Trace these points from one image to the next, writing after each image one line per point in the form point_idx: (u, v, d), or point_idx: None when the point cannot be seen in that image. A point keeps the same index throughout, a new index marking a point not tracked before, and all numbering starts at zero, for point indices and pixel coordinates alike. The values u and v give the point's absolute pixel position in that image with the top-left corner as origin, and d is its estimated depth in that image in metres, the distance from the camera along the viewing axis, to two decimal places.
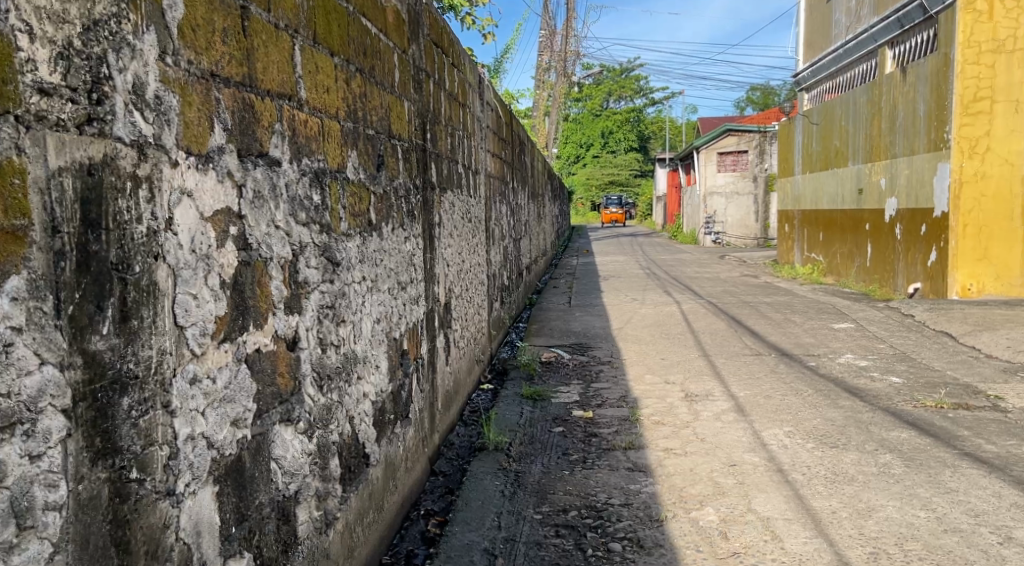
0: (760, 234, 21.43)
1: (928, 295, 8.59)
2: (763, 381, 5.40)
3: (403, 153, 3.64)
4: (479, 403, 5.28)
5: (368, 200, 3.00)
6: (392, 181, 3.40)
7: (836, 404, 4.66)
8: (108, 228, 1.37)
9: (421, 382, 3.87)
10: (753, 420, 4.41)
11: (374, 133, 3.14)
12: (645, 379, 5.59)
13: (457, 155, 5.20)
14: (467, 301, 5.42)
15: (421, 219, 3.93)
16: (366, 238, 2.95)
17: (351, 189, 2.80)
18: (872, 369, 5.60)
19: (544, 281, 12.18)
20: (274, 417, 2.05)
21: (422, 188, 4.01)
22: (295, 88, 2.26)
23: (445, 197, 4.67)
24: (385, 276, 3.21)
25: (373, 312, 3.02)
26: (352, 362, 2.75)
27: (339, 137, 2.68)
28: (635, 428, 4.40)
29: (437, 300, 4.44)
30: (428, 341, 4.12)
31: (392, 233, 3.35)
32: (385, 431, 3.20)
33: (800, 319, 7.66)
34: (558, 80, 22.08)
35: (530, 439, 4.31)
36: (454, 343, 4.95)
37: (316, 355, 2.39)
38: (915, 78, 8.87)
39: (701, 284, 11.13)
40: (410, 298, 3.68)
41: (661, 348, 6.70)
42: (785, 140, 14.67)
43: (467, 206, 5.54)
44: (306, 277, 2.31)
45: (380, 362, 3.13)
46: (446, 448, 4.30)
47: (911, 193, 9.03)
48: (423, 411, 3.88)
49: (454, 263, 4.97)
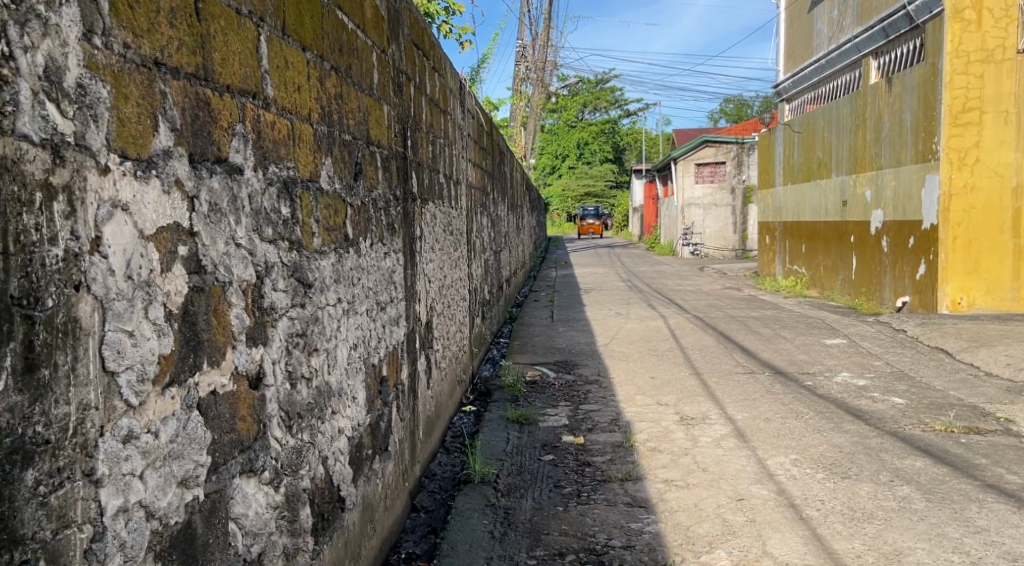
0: (738, 246, 21.06)
1: (917, 309, 8.41)
2: (760, 402, 5.15)
3: (383, 162, 3.34)
4: (461, 428, 4.97)
5: (344, 213, 2.70)
6: (370, 193, 3.10)
7: (841, 429, 4.42)
8: (7, 252, 1.07)
9: (401, 410, 3.57)
10: (755, 447, 4.16)
11: (351, 139, 2.85)
12: (636, 401, 5.31)
13: (438, 164, 4.90)
14: (449, 318, 5.11)
15: (401, 233, 3.63)
16: (342, 255, 2.65)
17: (325, 201, 2.50)
18: (872, 389, 5.37)
19: (524, 295, 11.89)
20: (234, 470, 1.74)
21: (402, 201, 3.71)
22: (260, 84, 1.95)
23: (426, 210, 4.37)
24: (362, 297, 2.91)
25: (349, 338, 2.72)
26: (325, 395, 2.44)
27: (311, 142, 2.37)
28: (631, 456, 4.12)
29: (419, 320, 4.13)
30: (409, 365, 3.81)
31: (371, 248, 3.05)
32: (362, 469, 2.89)
33: (790, 335, 7.44)
34: (535, 91, 21.86)
35: (519, 470, 4.01)
36: (436, 365, 4.64)
37: (284, 391, 2.09)
38: (901, 89, 8.72)
39: (684, 298, 10.91)
40: (390, 318, 3.38)
41: (650, 366, 6.43)
42: (766, 153, 14.52)
43: (448, 218, 5.24)
44: (273, 301, 2.00)
45: (357, 393, 2.83)
46: (427, 480, 3.99)
47: (897, 205, 8.87)
48: (403, 441, 3.58)
49: (435, 279, 4.67)
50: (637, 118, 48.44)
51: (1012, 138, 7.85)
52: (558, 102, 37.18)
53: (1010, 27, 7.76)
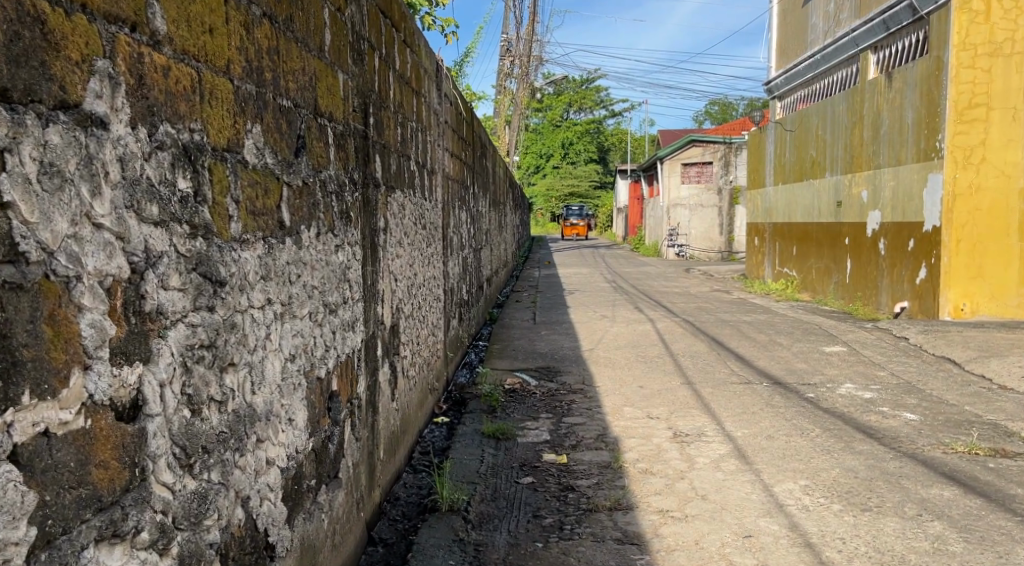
0: (724, 248, 20.54)
1: (916, 315, 8.01)
2: (760, 417, 4.68)
3: (336, 141, 2.86)
4: (432, 443, 4.50)
5: (278, 194, 2.22)
6: (317, 173, 2.61)
7: (853, 449, 3.95)
8: None
9: (356, 429, 3.09)
10: (759, 470, 3.70)
11: (291, 106, 2.35)
12: (624, 414, 4.84)
13: (409, 149, 4.41)
14: (419, 321, 4.63)
15: (359, 224, 3.14)
16: (274, 246, 2.17)
17: (250, 177, 2.01)
18: (880, 404, 4.91)
19: (505, 295, 11.39)
20: (84, 538, 1.25)
21: (362, 187, 3.23)
22: (146, 13, 1.47)
23: (392, 200, 3.88)
24: (303, 298, 2.42)
25: (283, 349, 2.24)
26: (245, 420, 1.96)
27: (230, 103, 1.88)
28: (619, 480, 3.66)
29: (381, 324, 3.64)
30: (367, 377, 3.33)
31: (316, 239, 2.57)
32: (302, 505, 2.42)
33: (786, 341, 6.99)
34: (519, 87, 21.34)
35: (493, 495, 3.55)
36: (403, 374, 4.16)
37: (179, 421, 1.59)
38: (903, 84, 8.29)
39: (672, 300, 10.47)
40: (343, 323, 2.90)
41: (638, 374, 5.95)
42: (756, 152, 14.11)
43: (420, 210, 4.75)
44: (160, 302, 1.50)
45: (296, 413, 2.35)
46: (388, 505, 3.52)
47: (896, 205, 8.47)
48: (359, 466, 3.11)
49: (403, 277, 4.18)
50: (622, 118, 47.76)
51: (1019, 136, 7.45)
52: (542, 100, 36.57)
53: (1019, 20, 7.37)
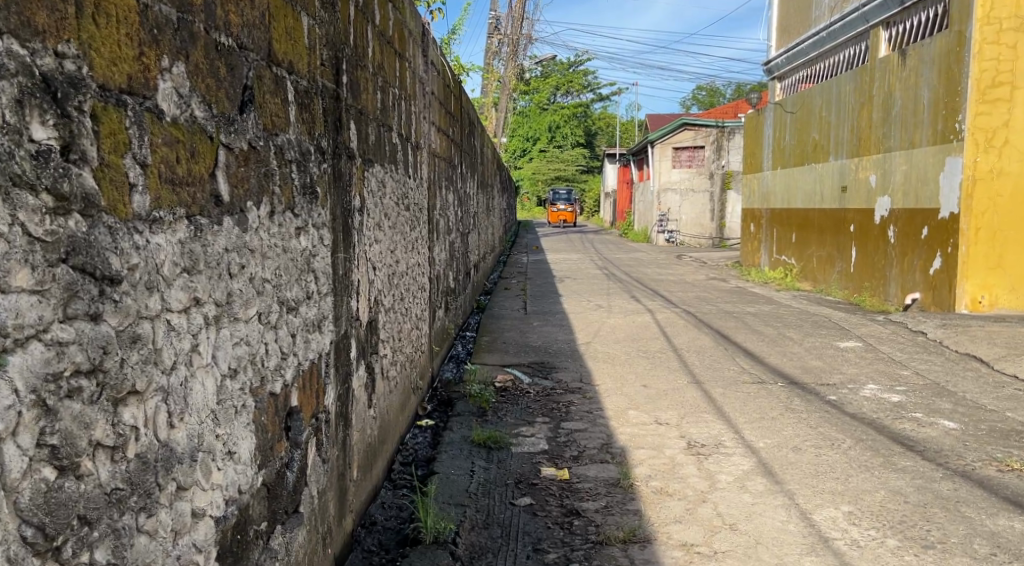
0: (716, 234, 20.11)
1: (929, 308, 7.55)
2: (781, 423, 4.20)
3: (298, 98, 2.32)
4: (414, 452, 4.00)
5: (213, 158, 1.69)
6: (271, 137, 2.07)
7: (894, 464, 3.47)
8: None
9: (322, 449, 2.59)
10: (792, 491, 3.20)
11: (233, 46, 1.81)
12: (629, 419, 4.35)
13: (389, 118, 3.86)
14: (400, 314, 4.10)
15: (327, 201, 2.61)
16: (204, 226, 1.63)
17: (166, 132, 1.47)
18: (912, 408, 4.43)
19: (492, 282, 10.87)
20: None
21: (332, 158, 2.69)
22: None
23: (369, 175, 3.32)
24: (249, 294, 1.89)
25: (218, 364, 1.72)
26: (157, 467, 1.43)
27: (134, 24, 1.35)
28: (632, 503, 3.17)
29: (356, 321, 3.12)
30: (338, 386, 2.81)
31: (267, 219, 2.02)
32: (246, 558, 1.91)
33: (797, 335, 6.53)
34: (508, 66, 20.72)
35: (485, 521, 3.05)
36: (382, 375, 3.64)
37: (35, 487, 1.09)
38: (917, 61, 7.74)
39: (668, 289, 9.98)
40: (306, 320, 2.37)
41: (640, 371, 5.46)
42: (753, 135, 13.56)
43: (403, 188, 4.22)
44: None
45: (237, 443, 1.84)
46: (362, 532, 3.03)
47: (908, 190, 7.97)
48: (325, 493, 2.61)
49: (382, 265, 3.64)
50: (608, 103, 47.13)
51: None
52: (530, 82, 35.86)
53: None
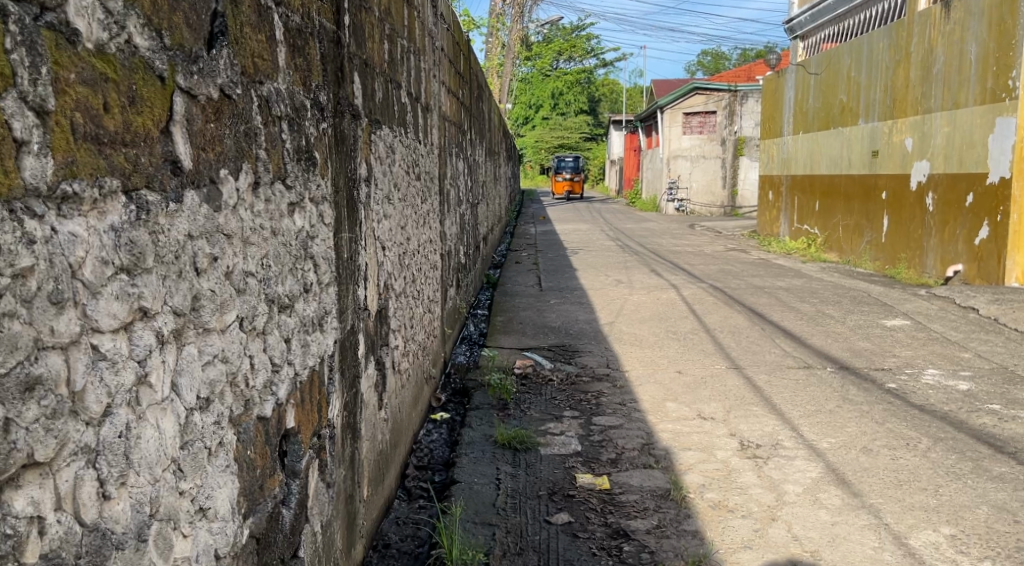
0: (728, 202, 19.49)
1: (972, 281, 7.06)
2: (842, 417, 3.72)
3: (288, 37, 1.82)
4: (430, 453, 3.55)
5: (167, 107, 1.19)
6: (252, 82, 1.57)
7: (988, 471, 3.00)
8: None
9: (327, 472, 2.12)
10: (875, 506, 2.73)
11: None
12: (670, 413, 3.88)
13: (398, 72, 3.35)
14: (412, 297, 3.62)
15: (328, 169, 2.11)
16: (158, 203, 1.15)
17: (84, 66, 0.99)
18: (986, 398, 3.96)
19: (502, 255, 10.38)
20: None
21: (332, 117, 2.19)
22: None
23: (375, 138, 2.81)
24: (225, 293, 1.40)
25: (180, 392, 1.24)
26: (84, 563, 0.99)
27: None
28: (689, 522, 2.71)
29: (364, 310, 2.64)
30: (344, 392, 2.34)
31: (249, 193, 1.53)
32: None
33: (837, 313, 6.03)
34: (513, 30, 19.99)
35: (518, 546, 2.60)
36: (393, 369, 3.17)
37: None
38: (964, 14, 7.17)
39: (689, 261, 9.46)
40: (302, 318, 1.89)
41: (672, 356, 4.97)
42: (771, 99, 12.96)
43: (413, 154, 3.72)
44: None
45: (212, 496, 1.36)
46: (375, 557, 2.58)
47: (950, 154, 7.43)
48: (331, 524, 2.14)
49: (393, 243, 3.15)
50: (611, 69, 46.25)
51: None
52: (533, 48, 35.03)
53: None
